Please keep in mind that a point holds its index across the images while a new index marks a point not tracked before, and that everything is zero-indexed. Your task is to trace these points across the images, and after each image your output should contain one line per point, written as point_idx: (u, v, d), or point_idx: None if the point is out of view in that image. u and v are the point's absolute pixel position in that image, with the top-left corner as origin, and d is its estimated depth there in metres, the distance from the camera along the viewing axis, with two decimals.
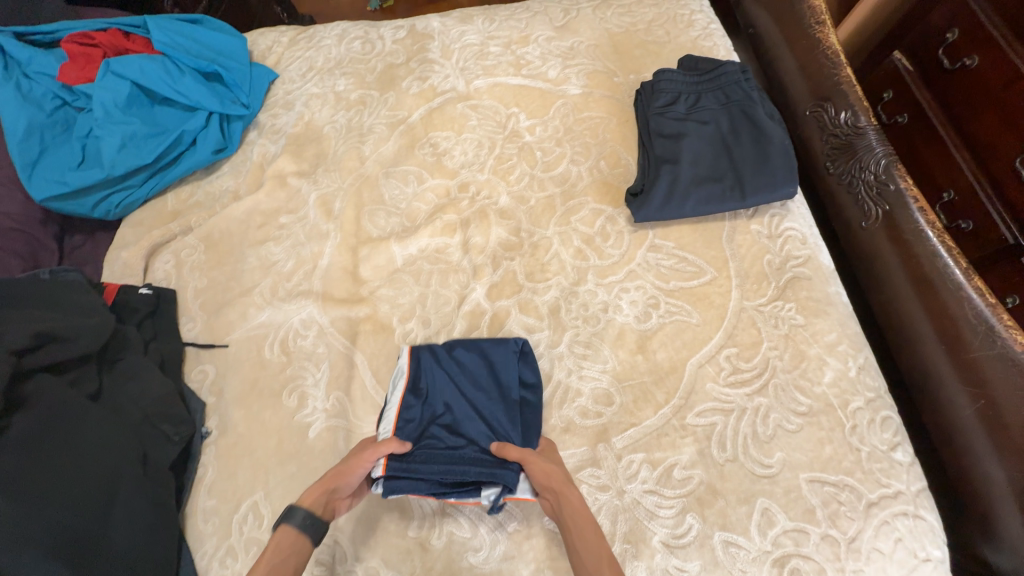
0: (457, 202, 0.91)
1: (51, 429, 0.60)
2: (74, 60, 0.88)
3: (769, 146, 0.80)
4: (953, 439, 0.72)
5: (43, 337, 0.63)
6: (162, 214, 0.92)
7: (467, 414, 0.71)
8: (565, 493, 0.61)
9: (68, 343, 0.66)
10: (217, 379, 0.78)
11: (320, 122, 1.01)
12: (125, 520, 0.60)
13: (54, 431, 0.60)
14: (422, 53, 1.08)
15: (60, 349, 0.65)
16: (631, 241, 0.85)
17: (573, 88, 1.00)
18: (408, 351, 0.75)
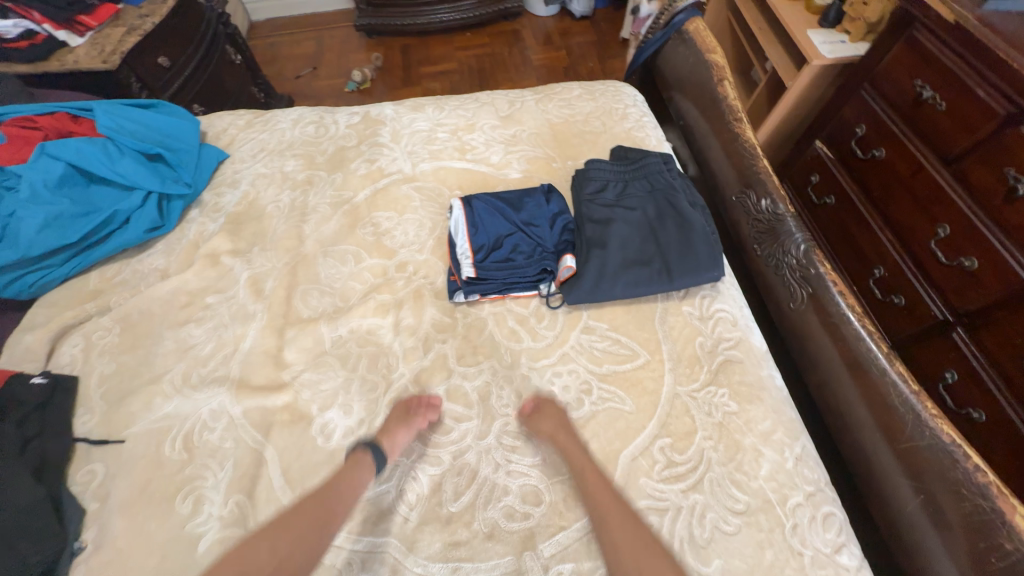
0: (393, 282, 0.90)
1: None
2: (10, 143, 0.88)
3: (691, 233, 0.84)
4: (905, 533, 0.69)
5: None
6: (81, 294, 0.89)
7: (523, 236, 0.90)
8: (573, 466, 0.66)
9: None
10: (104, 482, 0.70)
11: (265, 200, 1.02)
12: None
13: None
14: (373, 137, 1.13)
15: None
16: (564, 322, 0.84)
17: (514, 172, 1.05)
18: (460, 207, 0.93)
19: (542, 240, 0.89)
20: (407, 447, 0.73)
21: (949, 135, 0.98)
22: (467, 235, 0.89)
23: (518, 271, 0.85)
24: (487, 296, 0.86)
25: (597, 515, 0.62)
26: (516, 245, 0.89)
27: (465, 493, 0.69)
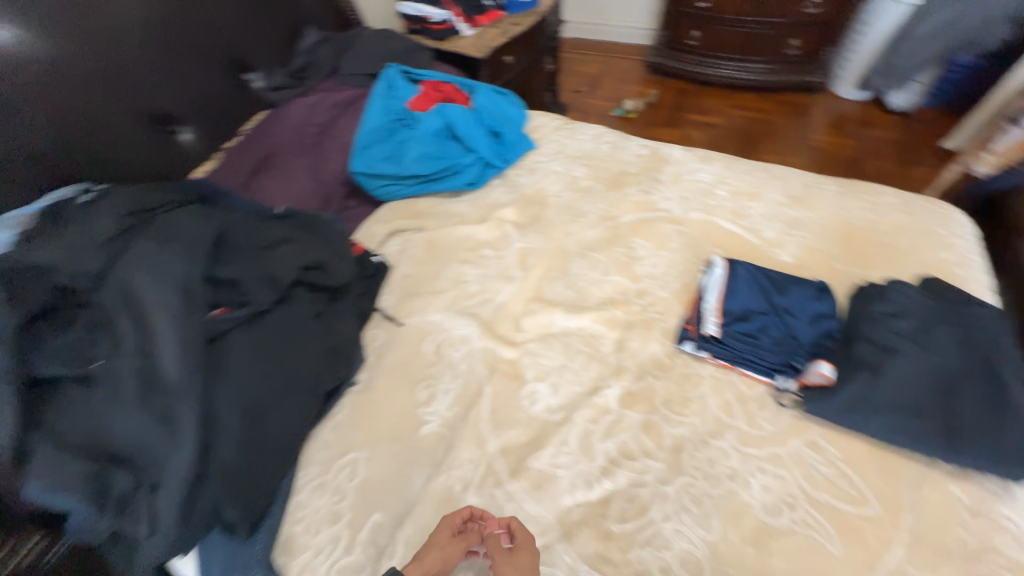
0: (629, 304, 0.97)
1: (285, 330, 0.79)
2: (422, 96, 1.25)
3: (1008, 413, 0.69)
4: None
5: (319, 263, 0.87)
6: (409, 210, 1.19)
7: (777, 321, 0.87)
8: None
9: (325, 274, 0.87)
10: (380, 346, 0.94)
11: (549, 192, 1.21)
12: (285, 418, 0.74)
13: (285, 331, 0.79)
14: (655, 173, 1.23)
15: (320, 277, 0.87)
16: (788, 424, 0.79)
17: (785, 255, 1.01)
18: (720, 267, 0.96)
19: (796, 333, 0.86)
20: (592, 452, 0.78)
21: None
22: (719, 295, 0.92)
23: (761, 351, 0.84)
24: (715, 359, 0.87)
25: None
26: (766, 325, 0.87)
27: (630, 521, 0.72)
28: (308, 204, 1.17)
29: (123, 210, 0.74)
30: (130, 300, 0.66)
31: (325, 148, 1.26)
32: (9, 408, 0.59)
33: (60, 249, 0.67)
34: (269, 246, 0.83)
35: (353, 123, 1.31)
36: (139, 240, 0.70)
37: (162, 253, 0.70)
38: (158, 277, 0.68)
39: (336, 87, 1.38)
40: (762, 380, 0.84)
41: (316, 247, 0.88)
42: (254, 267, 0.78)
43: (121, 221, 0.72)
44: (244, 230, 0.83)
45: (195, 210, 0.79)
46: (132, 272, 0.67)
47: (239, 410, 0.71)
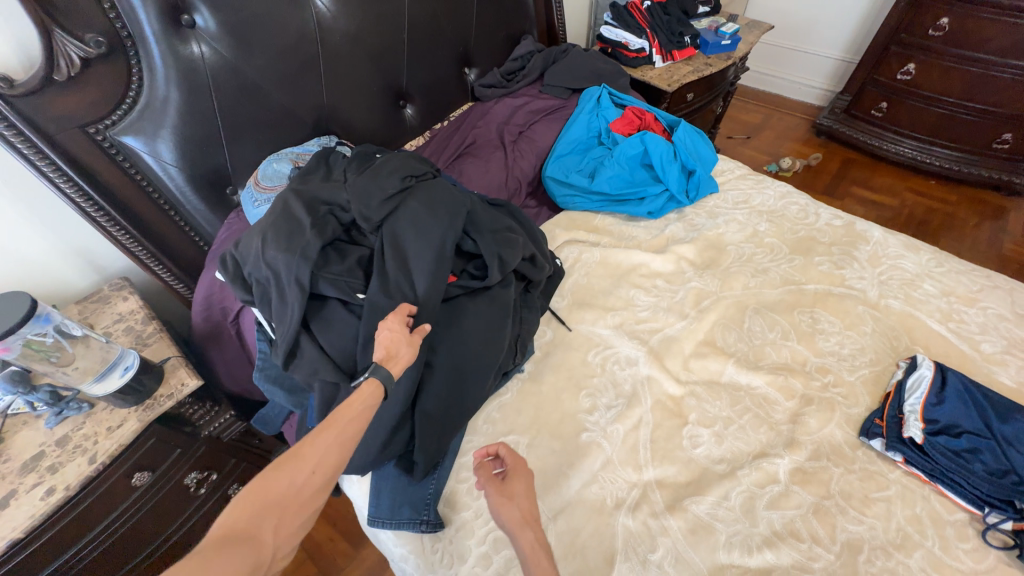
0: (808, 377, 0.92)
1: (495, 307, 0.87)
2: (624, 120, 1.30)
3: None
4: None
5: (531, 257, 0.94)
6: (586, 222, 1.24)
7: (1000, 447, 0.77)
8: (525, 537, 0.58)
9: (532, 267, 0.94)
10: (548, 344, 0.99)
11: (729, 240, 1.19)
12: (476, 386, 0.81)
13: (495, 309, 0.87)
14: (849, 247, 1.16)
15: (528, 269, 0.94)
16: (995, 568, 0.70)
17: (1005, 376, 0.90)
18: (930, 368, 0.87)
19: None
20: (755, 518, 0.75)
21: None
22: (922, 399, 0.84)
23: (975, 476, 0.75)
24: (906, 465, 0.80)
25: None
26: (980, 449, 0.77)
27: None
28: (497, 194, 1.26)
29: (407, 171, 0.87)
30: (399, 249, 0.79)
31: (521, 147, 1.34)
32: (296, 306, 0.72)
33: (362, 191, 0.82)
34: (501, 229, 0.91)
35: (549, 130, 1.38)
36: (414, 198, 0.83)
37: (429, 215, 0.81)
38: (423, 234, 0.79)
39: (539, 96, 1.48)
40: (965, 508, 0.75)
41: (530, 241, 0.95)
42: (488, 246, 0.86)
43: (406, 179, 0.85)
44: (483, 212, 0.92)
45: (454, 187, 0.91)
46: (406, 225, 0.80)
47: (447, 365, 0.80)
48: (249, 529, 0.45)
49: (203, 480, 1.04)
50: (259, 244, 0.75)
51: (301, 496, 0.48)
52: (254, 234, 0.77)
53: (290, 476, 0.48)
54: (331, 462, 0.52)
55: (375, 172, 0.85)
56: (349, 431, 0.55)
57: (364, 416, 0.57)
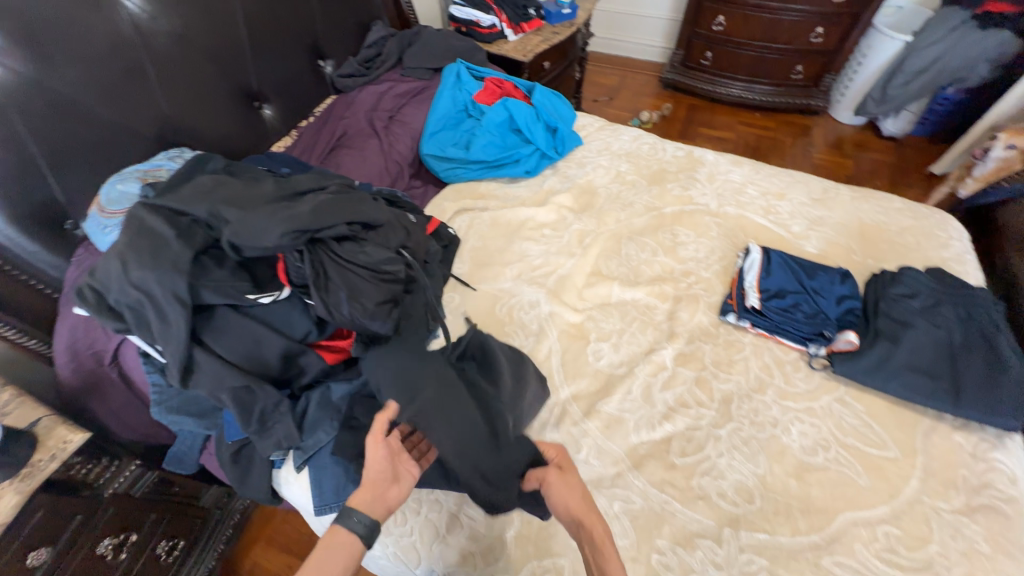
0: (677, 282, 1.10)
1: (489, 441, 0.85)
2: (486, 91, 1.38)
3: (1002, 374, 0.84)
4: None
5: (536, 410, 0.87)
6: (473, 191, 1.31)
7: (810, 297, 1.00)
8: (592, 527, 0.65)
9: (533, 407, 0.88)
10: (457, 307, 1.04)
11: (598, 183, 1.34)
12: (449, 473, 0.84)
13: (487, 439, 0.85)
14: (692, 172, 1.37)
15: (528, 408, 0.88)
16: (820, 384, 0.92)
17: (810, 246, 1.16)
18: (758, 251, 1.09)
19: (827, 309, 0.99)
20: (653, 402, 0.90)
21: None
22: (757, 276, 1.05)
23: (796, 322, 0.97)
24: (754, 328, 1.00)
25: None
26: (799, 302, 1.00)
27: (690, 455, 0.84)
28: (380, 179, 1.27)
29: (303, 221, 0.73)
30: (360, 298, 0.77)
31: (395, 131, 1.37)
32: (181, 321, 0.69)
33: (258, 237, 0.70)
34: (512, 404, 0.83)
35: (419, 110, 1.42)
36: (366, 279, 0.78)
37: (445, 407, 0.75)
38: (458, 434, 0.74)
39: (402, 79, 1.50)
40: (795, 349, 0.97)
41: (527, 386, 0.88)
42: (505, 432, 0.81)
43: (291, 235, 0.71)
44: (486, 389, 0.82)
45: (373, 222, 0.82)
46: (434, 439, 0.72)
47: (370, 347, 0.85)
48: None
49: (121, 545, 0.95)
50: (118, 267, 0.69)
51: None
52: (111, 258, 0.70)
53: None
54: None
55: (261, 218, 0.72)
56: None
57: None
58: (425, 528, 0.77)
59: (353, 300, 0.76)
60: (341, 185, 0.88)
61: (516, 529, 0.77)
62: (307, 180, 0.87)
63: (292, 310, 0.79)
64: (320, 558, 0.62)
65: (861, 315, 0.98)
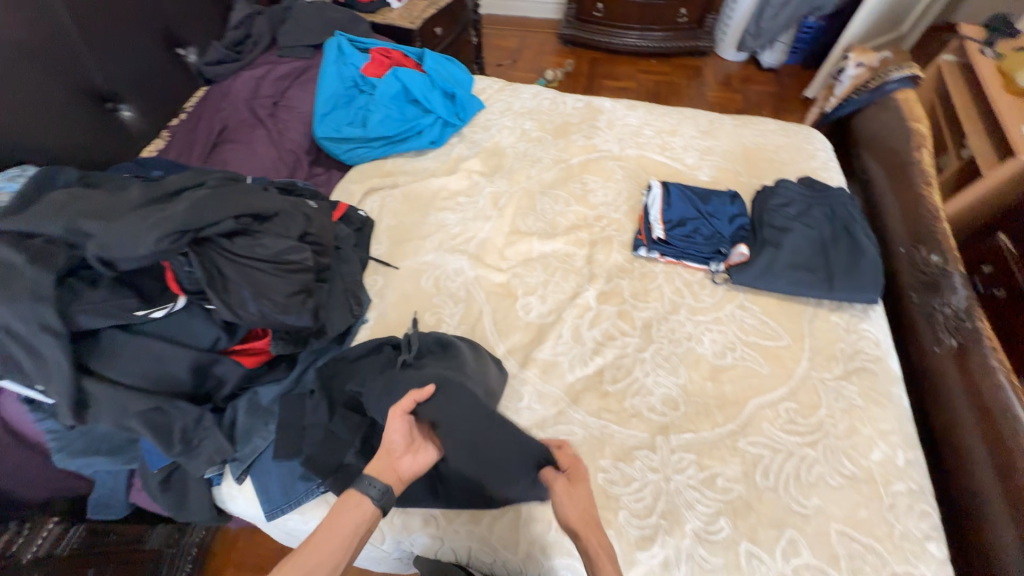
0: (591, 227, 1.16)
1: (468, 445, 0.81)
2: (374, 63, 1.32)
3: (861, 257, 0.99)
4: (981, 546, 0.79)
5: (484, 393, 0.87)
6: (379, 170, 1.26)
7: (706, 220, 1.10)
8: (591, 543, 0.62)
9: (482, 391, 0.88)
10: (382, 288, 1.03)
11: (506, 144, 1.35)
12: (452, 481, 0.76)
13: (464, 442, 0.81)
14: (592, 121, 1.42)
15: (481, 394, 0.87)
16: (723, 295, 1.02)
17: (703, 175, 1.26)
18: (659, 186, 1.17)
19: (722, 229, 1.09)
20: (583, 341, 0.96)
21: None
22: (660, 209, 1.12)
23: (697, 245, 1.07)
24: (664, 257, 1.08)
25: None
26: (697, 227, 1.09)
27: (621, 381, 0.91)
28: (276, 170, 1.19)
29: (181, 221, 0.67)
30: (265, 293, 0.73)
31: (282, 117, 1.28)
32: (60, 353, 0.62)
33: (130, 247, 0.64)
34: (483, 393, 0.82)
35: (305, 92, 1.33)
36: (269, 273, 0.74)
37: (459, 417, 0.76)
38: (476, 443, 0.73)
39: (279, 60, 1.38)
40: (700, 269, 1.07)
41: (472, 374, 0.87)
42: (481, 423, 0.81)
43: (170, 238, 0.66)
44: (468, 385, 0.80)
45: (265, 213, 0.77)
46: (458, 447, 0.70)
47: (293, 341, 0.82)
48: None
49: None
50: None
51: None
52: None
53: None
54: None
55: (129, 226, 0.65)
56: (308, 564, 0.56)
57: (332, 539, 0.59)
58: None
59: (258, 296, 0.72)
60: (221, 179, 0.81)
61: None
62: (180, 178, 0.79)
63: (193, 319, 0.74)
64: (334, 520, 0.61)
65: (750, 229, 1.09)
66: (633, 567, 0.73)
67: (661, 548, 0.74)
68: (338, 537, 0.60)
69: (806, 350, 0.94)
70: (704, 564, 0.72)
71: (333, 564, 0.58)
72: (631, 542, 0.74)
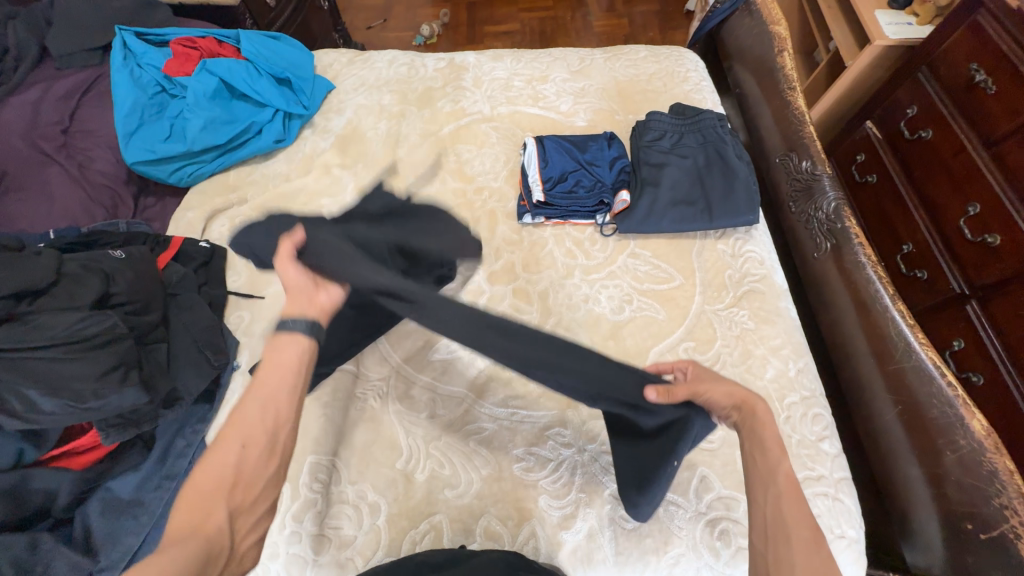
0: (472, 203, 1.07)
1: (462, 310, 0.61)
2: (177, 58, 1.10)
3: (734, 180, 0.98)
4: (872, 430, 0.85)
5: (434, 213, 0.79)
6: (222, 186, 1.09)
7: (587, 170, 1.02)
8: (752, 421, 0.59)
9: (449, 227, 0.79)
10: (250, 324, 0.89)
11: (365, 126, 1.19)
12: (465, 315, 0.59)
13: None
14: (457, 81, 1.27)
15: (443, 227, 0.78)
16: (614, 247, 0.99)
17: (580, 121, 1.19)
18: (533, 141, 1.08)
19: (605, 175, 1.02)
20: None
21: (993, 119, 1.02)
22: (538, 168, 1.03)
23: (583, 198, 1.00)
24: (550, 220, 1.02)
25: (767, 494, 0.55)
26: (580, 179, 1.02)
27: None
28: (90, 212, 0.98)
29: None
30: (62, 386, 0.62)
31: (80, 146, 1.06)
32: None
33: None
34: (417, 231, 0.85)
35: (102, 109, 1.10)
36: (61, 360, 0.63)
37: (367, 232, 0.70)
38: (404, 228, 0.74)
39: (58, 75, 1.13)
40: (588, 224, 1.02)
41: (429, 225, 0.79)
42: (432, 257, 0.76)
43: None
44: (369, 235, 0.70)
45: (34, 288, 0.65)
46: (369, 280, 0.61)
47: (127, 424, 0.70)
48: (205, 514, 0.46)
49: None
50: None
51: (240, 467, 0.50)
52: None
53: (222, 454, 0.50)
54: (260, 429, 0.52)
55: None
56: (269, 388, 0.55)
57: (279, 370, 0.56)
58: (290, 564, 0.72)
59: (52, 392, 0.62)
60: None
61: (386, 512, 0.75)
62: None
63: None
64: (274, 357, 0.57)
65: (632, 171, 1.03)
66: (560, 547, 0.73)
67: (583, 522, 0.74)
68: (285, 371, 0.57)
69: (699, 287, 0.93)
70: (625, 525, 0.73)
71: (292, 386, 0.56)
72: (554, 524, 0.74)
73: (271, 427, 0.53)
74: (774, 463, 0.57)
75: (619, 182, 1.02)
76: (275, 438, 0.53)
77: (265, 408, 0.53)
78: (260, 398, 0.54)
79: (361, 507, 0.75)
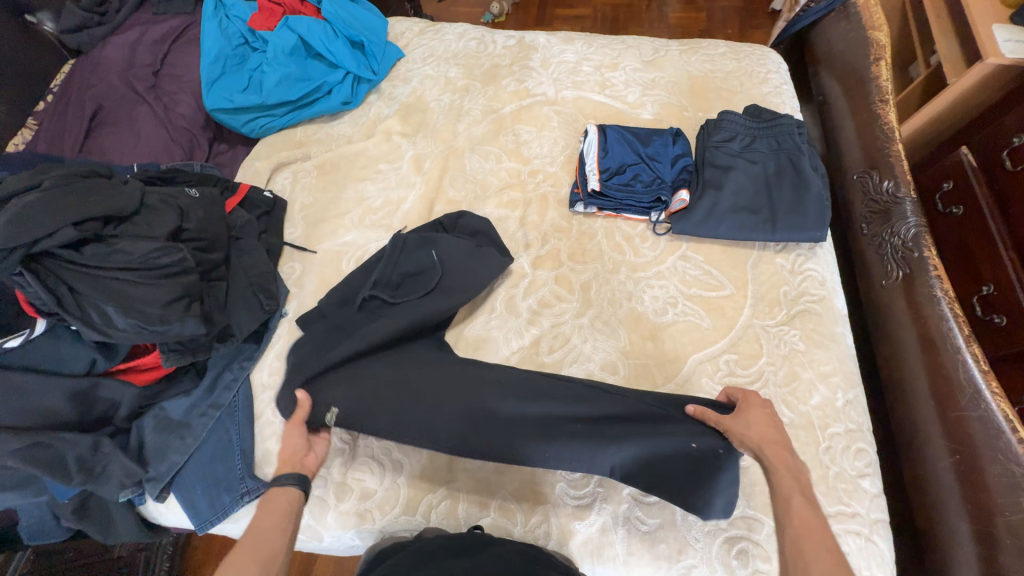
0: (525, 185, 1.06)
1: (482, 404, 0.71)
2: (262, 13, 1.15)
3: (805, 192, 0.92)
4: (917, 475, 0.80)
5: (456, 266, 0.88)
6: (289, 141, 1.13)
7: (647, 164, 0.99)
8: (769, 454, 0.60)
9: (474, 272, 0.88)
10: (301, 276, 0.94)
11: (429, 97, 1.20)
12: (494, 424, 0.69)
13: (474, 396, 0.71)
14: (525, 61, 1.25)
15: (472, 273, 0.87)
16: (665, 247, 0.96)
17: (646, 113, 1.15)
18: (594, 129, 1.05)
19: (665, 172, 0.98)
20: (517, 312, 0.91)
21: None
22: (597, 157, 1.01)
23: (639, 193, 0.97)
24: (602, 211, 1.00)
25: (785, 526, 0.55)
26: (639, 173, 0.99)
27: (558, 351, 0.87)
28: (169, 152, 1.05)
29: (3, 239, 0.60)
30: (135, 306, 0.67)
31: (167, 88, 1.12)
32: None
33: None
34: (418, 288, 0.86)
35: (190, 56, 1.16)
36: (136, 283, 0.68)
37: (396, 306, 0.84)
38: (418, 296, 0.85)
39: (154, 19, 1.20)
40: (640, 221, 1.00)
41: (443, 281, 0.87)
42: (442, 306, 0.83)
43: None
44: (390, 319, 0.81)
45: (120, 214, 0.70)
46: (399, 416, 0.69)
47: (183, 351, 0.75)
48: None
49: None
50: None
51: None
52: None
53: None
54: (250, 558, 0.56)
55: None
56: (259, 529, 0.59)
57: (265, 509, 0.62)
58: (313, 505, 0.76)
59: (125, 310, 0.67)
60: (61, 175, 0.70)
61: (407, 473, 0.77)
62: (14, 180, 0.69)
63: (60, 342, 0.71)
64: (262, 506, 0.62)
65: (694, 172, 0.99)
66: (571, 536, 0.73)
67: (597, 516, 0.73)
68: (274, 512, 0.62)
69: (752, 299, 0.89)
70: (640, 526, 0.72)
71: (279, 526, 0.60)
72: (569, 513, 0.74)
73: (260, 558, 0.56)
74: (785, 500, 0.56)
75: (679, 181, 0.98)
76: (266, 566, 0.56)
77: (252, 542, 0.57)
78: (250, 539, 0.58)
79: (384, 463, 0.78)
